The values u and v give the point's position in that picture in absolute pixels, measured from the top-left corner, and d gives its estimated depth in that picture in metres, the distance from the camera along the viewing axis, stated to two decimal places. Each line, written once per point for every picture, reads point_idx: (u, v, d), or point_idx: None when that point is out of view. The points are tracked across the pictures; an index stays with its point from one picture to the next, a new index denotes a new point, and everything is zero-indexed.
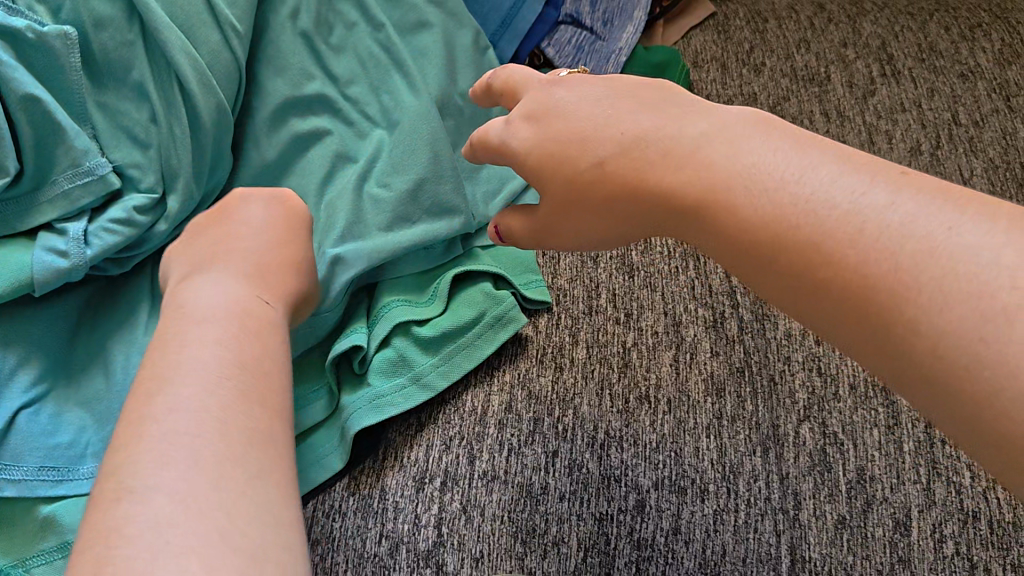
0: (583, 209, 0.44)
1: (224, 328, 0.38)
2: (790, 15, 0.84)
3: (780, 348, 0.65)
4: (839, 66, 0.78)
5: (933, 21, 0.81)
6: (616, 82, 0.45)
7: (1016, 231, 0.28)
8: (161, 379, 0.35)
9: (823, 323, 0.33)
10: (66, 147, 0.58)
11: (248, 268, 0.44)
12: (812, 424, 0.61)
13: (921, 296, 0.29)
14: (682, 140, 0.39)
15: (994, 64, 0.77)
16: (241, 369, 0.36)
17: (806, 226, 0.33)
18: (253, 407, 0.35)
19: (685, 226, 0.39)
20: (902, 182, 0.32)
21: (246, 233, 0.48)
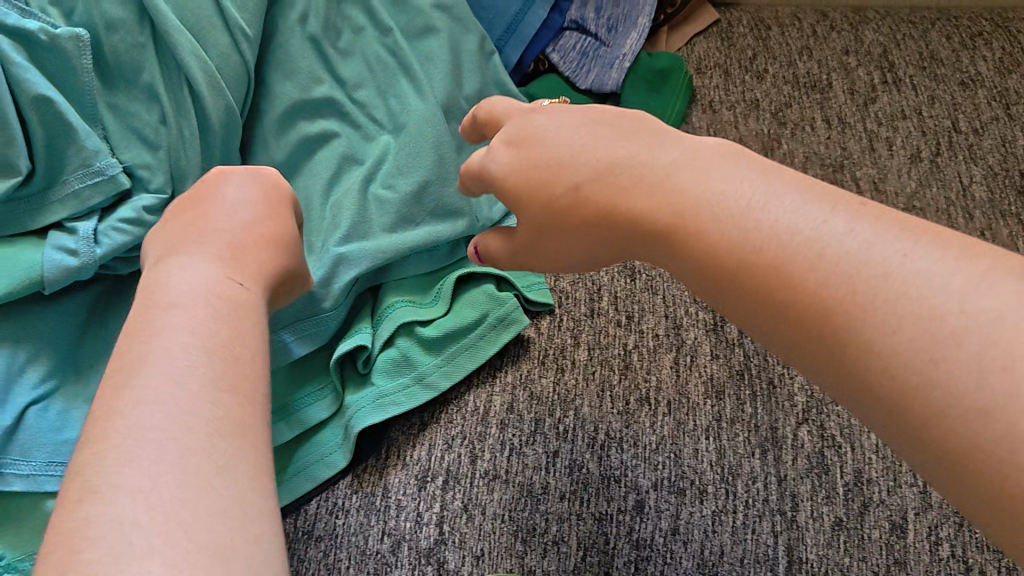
0: (561, 233, 0.44)
1: (195, 314, 0.37)
2: (793, 23, 0.84)
3: None
4: (841, 73, 0.79)
5: (934, 30, 0.82)
6: (594, 110, 0.45)
7: (966, 259, 0.29)
8: (132, 371, 0.33)
9: (783, 347, 0.34)
10: (77, 147, 0.59)
11: (226, 246, 0.42)
12: (811, 427, 0.62)
13: (875, 318, 0.29)
14: (654, 167, 0.39)
15: (995, 72, 0.78)
16: (208, 359, 0.35)
17: (768, 253, 0.33)
18: (225, 397, 0.34)
19: (654, 248, 0.40)
20: (861, 211, 0.33)
21: (223, 210, 0.46)
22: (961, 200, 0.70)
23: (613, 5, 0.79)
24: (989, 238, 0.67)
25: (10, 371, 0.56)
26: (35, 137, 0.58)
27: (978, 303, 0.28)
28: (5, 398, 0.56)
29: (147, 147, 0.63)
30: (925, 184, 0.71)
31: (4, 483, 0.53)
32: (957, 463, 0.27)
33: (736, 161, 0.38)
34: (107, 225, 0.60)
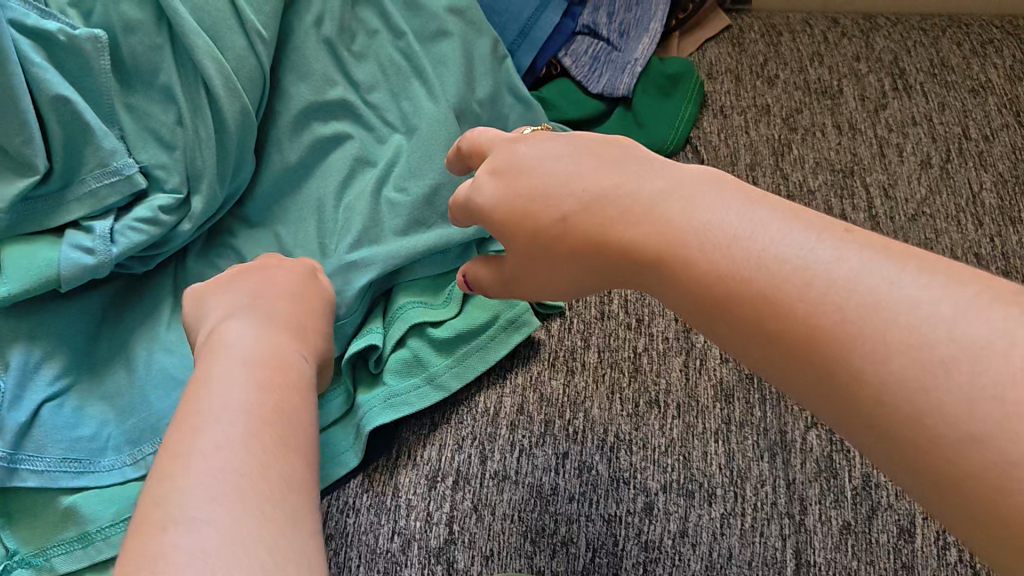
0: (554, 260, 0.45)
1: (257, 375, 0.39)
2: (804, 29, 0.85)
3: None
4: (852, 79, 0.79)
5: (945, 37, 0.83)
6: (582, 138, 0.46)
7: (954, 285, 0.29)
8: (201, 415, 0.36)
9: (776, 373, 0.34)
10: (94, 147, 0.60)
11: (278, 324, 0.45)
12: (819, 430, 0.62)
13: (864, 345, 0.30)
14: (641, 195, 0.40)
15: (1005, 80, 0.78)
16: (277, 414, 0.37)
17: (759, 281, 0.33)
18: (285, 448, 0.36)
19: (647, 276, 0.40)
20: (846, 238, 0.33)
21: (269, 293, 0.49)
22: (971, 206, 0.70)
23: (625, 11, 0.79)
24: (999, 245, 0.67)
25: (27, 369, 0.57)
26: (54, 137, 0.59)
27: (965, 331, 0.28)
28: (20, 394, 0.56)
29: (164, 147, 0.64)
30: (935, 191, 0.71)
31: (20, 478, 0.54)
32: (959, 488, 0.27)
33: (722, 190, 0.38)
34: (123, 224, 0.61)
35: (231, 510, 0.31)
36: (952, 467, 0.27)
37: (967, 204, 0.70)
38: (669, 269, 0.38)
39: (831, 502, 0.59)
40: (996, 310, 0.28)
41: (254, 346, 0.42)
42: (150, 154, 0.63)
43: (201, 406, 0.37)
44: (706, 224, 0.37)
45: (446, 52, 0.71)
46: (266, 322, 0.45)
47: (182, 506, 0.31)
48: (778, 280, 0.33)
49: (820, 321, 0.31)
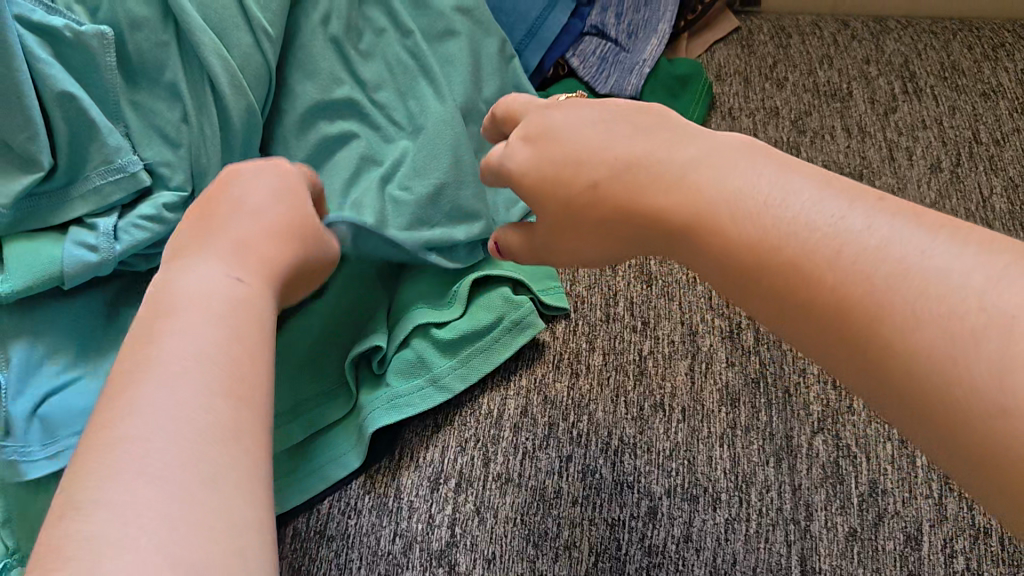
0: (586, 228, 0.45)
1: (218, 315, 0.37)
2: (813, 32, 0.84)
3: (795, 359, 0.65)
4: (862, 82, 0.79)
5: (956, 41, 0.82)
6: (614, 106, 0.46)
7: (989, 252, 0.29)
8: (151, 355, 0.34)
9: (806, 339, 0.34)
10: (99, 143, 0.60)
11: (251, 249, 0.42)
12: (825, 436, 0.61)
13: (893, 317, 0.30)
14: (670, 164, 0.40)
15: (1017, 84, 0.77)
16: (221, 371, 0.34)
17: (792, 252, 0.33)
18: (235, 402, 0.34)
19: (677, 246, 0.41)
20: (882, 206, 0.33)
21: (253, 204, 0.45)
22: (981, 211, 0.69)
23: (633, 12, 0.79)
24: None
25: (26, 365, 0.57)
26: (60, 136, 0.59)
27: (994, 300, 0.28)
28: (23, 390, 0.56)
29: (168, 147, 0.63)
30: (945, 195, 0.70)
31: (30, 471, 0.54)
32: (984, 464, 0.27)
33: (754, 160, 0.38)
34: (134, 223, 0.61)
35: (166, 456, 0.30)
36: (979, 449, 0.27)
37: (978, 209, 0.70)
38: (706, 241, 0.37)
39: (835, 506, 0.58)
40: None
41: (223, 280, 0.39)
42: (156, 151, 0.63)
43: (153, 344, 0.35)
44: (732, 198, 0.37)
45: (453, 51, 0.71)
46: (236, 246, 0.42)
47: (130, 436, 0.31)
48: (809, 256, 0.33)
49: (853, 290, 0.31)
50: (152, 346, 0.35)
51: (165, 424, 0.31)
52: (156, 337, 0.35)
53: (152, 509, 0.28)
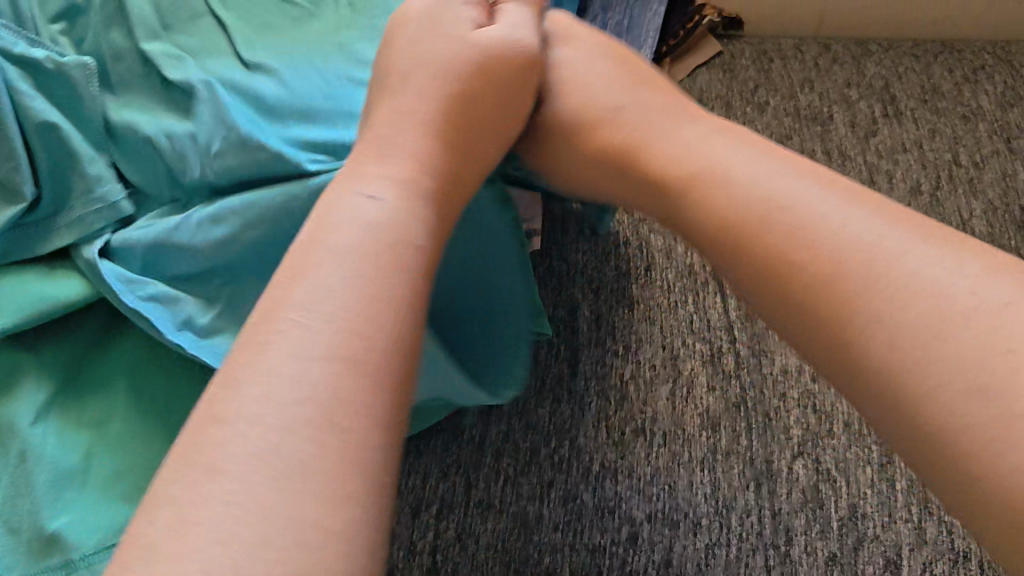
0: (567, 149, 0.46)
1: (395, 211, 0.34)
2: (796, 56, 0.85)
3: (776, 384, 0.65)
4: (843, 106, 0.80)
5: (937, 63, 0.83)
6: (620, 47, 0.49)
7: (970, 249, 0.29)
8: (338, 232, 0.32)
9: (762, 301, 0.34)
10: (80, 168, 0.52)
11: (426, 131, 0.39)
12: (806, 460, 0.61)
13: (878, 283, 0.29)
14: (656, 127, 0.42)
15: (997, 107, 0.78)
16: (381, 283, 0.31)
17: (682, 188, 0.38)
18: (392, 316, 0.30)
19: (651, 207, 0.41)
20: (867, 197, 0.33)
21: (434, 75, 0.41)
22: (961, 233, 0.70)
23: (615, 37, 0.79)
24: None
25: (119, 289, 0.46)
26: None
27: (984, 288, 0.28)
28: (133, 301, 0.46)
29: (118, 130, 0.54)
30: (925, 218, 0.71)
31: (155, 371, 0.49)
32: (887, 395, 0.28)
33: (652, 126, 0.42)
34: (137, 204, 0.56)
35: (294, 391, 0.27)
36: (894, 392, 0.28)
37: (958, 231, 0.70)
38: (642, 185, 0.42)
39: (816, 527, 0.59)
40: (1001, 278, 0.28)
41: (382, 201, 0.34)
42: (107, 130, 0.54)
43: (335, 232, 0.32)
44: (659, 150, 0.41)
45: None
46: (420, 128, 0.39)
47: (276, 360, 0.28)
48: (713, 202, 0.36)
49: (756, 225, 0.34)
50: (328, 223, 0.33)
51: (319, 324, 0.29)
52: (333, 214, 0.33)
53: (267, 442, 0.26)
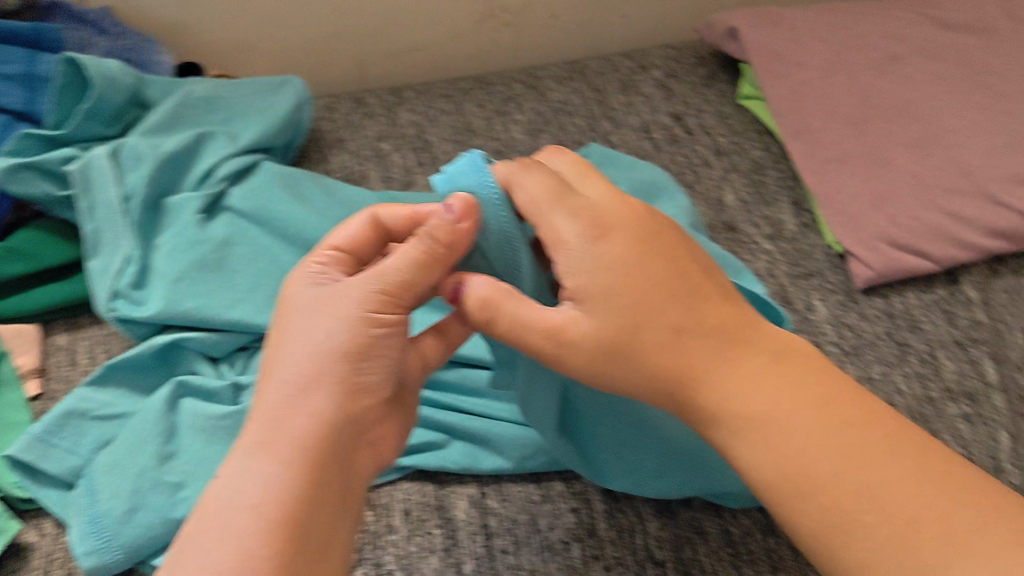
0: (653, 290, 0.44)
1: (307, 398, 0.42)
2: (326, 115, 0.77)
3: (387, 515, 0.55)
4: (375, 161, 0.73)
5: (468, 101, 0.78)
6: (647, 288, 0.44)
7: (790, 401, 0.43)
8: (257, 419, 0.42)
9: (814, 427, 0.42)
10: (75, 415, 0.56)
11: (341, 356, 0.43)
12: (367, 568, 0.53)
13: (787, 442, 0.41)
14: (673, 281, 0.45)
15: (527, 135, 0.75)
16: (258, 508, 0.39)
17: (710, 344, 0.44)
18: (287, 515, 0.40)
19: (718, 351, 0.44)
20: (758, 383, 0.44)
21: (338, 306, 0.44)
22: None
23: None
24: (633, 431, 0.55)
25: (80, 411, 0.57)
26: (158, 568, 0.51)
27: (799, 456, 0.41)
28: (55, 429, 0.55)
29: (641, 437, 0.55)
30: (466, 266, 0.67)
31: (63, 415, 0.56)
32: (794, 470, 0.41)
33: (552, 206, 0.45)
34: (118, 377, 0.59)
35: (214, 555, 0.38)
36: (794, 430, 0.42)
37: None
38: (669, 293, 0.44)
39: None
40: (800, 459, 0.41)
41: (257, 442, 0.41)
42: (602, 477, 0.56)
43: (261, 434, 0.42)
44: (571, 318, 0.44)
45: (87, 60, 0.64)
46: (317, 353, 0.43)
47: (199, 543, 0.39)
48: (728, 398, 0.43)
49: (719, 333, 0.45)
50: (265, 402, 0.43)
51: (247, 491, 0.40)
52: (262, 399, 0.43)
53: None
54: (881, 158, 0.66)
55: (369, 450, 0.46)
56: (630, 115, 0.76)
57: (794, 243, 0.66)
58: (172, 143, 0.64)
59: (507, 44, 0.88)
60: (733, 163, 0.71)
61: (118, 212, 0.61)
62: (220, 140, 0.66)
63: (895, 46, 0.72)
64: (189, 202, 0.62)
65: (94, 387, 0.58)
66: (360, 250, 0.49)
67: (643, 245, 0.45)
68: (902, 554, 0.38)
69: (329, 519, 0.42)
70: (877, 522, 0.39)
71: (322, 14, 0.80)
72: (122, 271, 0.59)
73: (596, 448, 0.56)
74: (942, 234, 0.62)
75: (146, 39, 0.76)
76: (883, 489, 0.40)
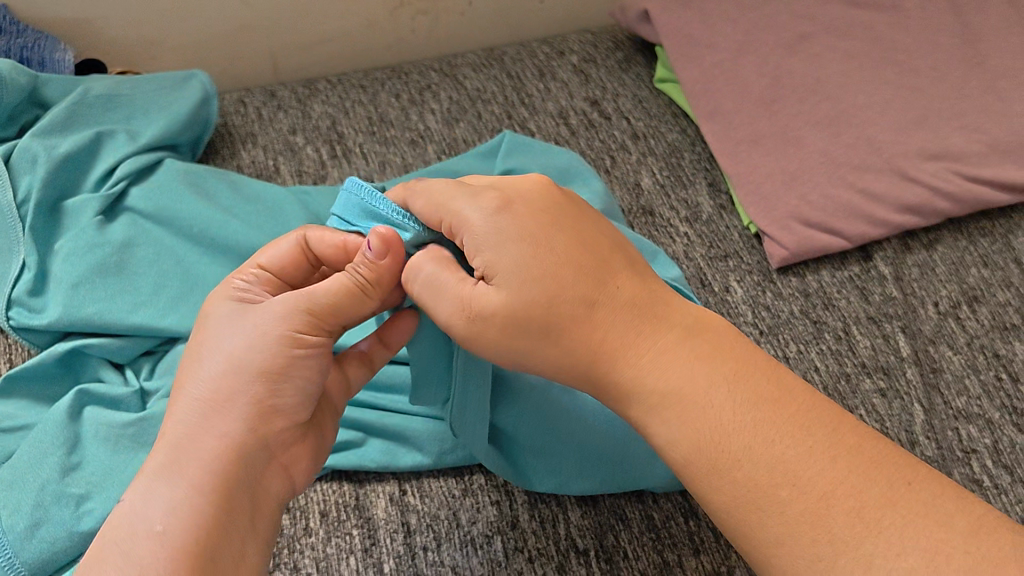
0: (562, 264, 0.41)
1: (217, 421, 0.41)
2: (236, 109, 0.75)
3: (304, 517, 0.54)
4: (287, 155, 0.71)
5: (384, 91, 0.77)
6: (550, 258, 0.41)
7: (702, 373, 0.39)
8: (164, 441, 0.41)
9: (728, 401, 0.38)
10: None
11: (256, 376, 0.41)
12: (284, 572, 0.51)
13: (699, 419, 0.38)
14: (582, 256, 0.42)
15: (443, 125, 0.74)
16: (163, 534, 0.38)
17: (622, 322, 0.41)
18: (195, 542, 0.38)
19: (628, 326, 0.41)
20: (670, 359, 0.40)
21: (255, 324, 0.42)
22: None
23: None
24: (552, 424, 0.56)
25: None
26: None
27: (714, 429, 0.38)
28: None
29: (556, 439, 0.55)
30: None
31: None
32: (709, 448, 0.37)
33: (451, 194, 0.43)
34: (21, 389, 0.56)
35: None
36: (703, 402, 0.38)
37: None
38: (579, 267, 0.41)
39: (963, 348, 0.58)
40: (710, 435, 0.38)
41: (166, 466, 0.40)
42: (528, 480, 0.55)
43: (170, 456, 0.40)
44: (481, 295, 0.41)
45: None
46: (232, 372, 0.41)
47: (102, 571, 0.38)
48: (642, 372, 0.40)
49: (626, 305, 0.42)
50: (176, 423, 0.41)
51: (153, 518, 0.39)
52: (173, 419, 0.42)
53: None
54: (792, 138, 0.66)
55: (294, 467, 0.44)
56: (548, 101, 0.75)
57: (711, 225, 0.66)
58: (69, 144, 0.62)
59: (424, 32, 0.86)
60: (650, 147, 0.71)
61: (13, 217, 0.59)
62: (120, 139, 0.64)
63: (805, 25, 0.72)
64: (88, 204, 0.60)
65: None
66: (287, 273, 0.46)
67: (548, 220, 0.42)
68: (815, 530, 0.35)
69: (242, 542, 0.40)
70: (792, 497, 0.35)
71: (230, 5, 0.77)
72: (19, 277, 0.58)
73: (520, 453, 0.56)
74: (853, 211, 0.62)
75: (44, 36, 0.73)
76: (795, 459, 0.36)
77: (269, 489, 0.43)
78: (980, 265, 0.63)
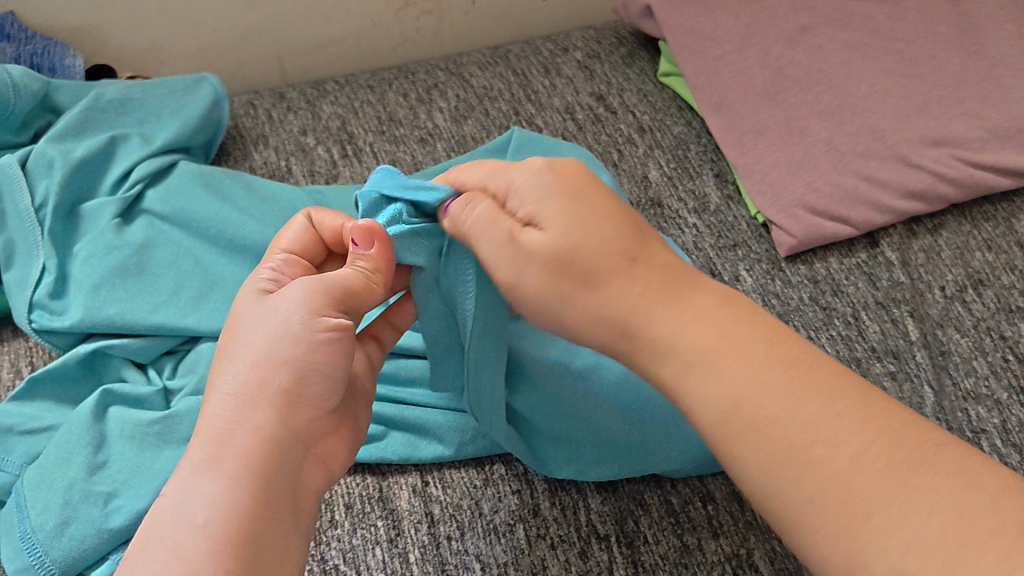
0: (605, 218, 0.42)
1: (252, 413, 0.41)
2: (246, 111, 0.76)
3: (329, 509, 0.55)
4: (299, 156, 0.72)
5: (391, 91, 0.77)
6: (595, 208, 0.42)
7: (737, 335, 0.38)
8: (200, 438, 0.41)
9: (765, 362, 0.37)
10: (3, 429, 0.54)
11: (285, 366, 0.42)
12: (312, 564, 0.52)
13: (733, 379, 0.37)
14: (620, 215, 0.43)
15: (451, 122, 0.74)
16: (205, 526, 0.38)
17: (653, 286, 0.41)
18: (238, 532, 0.38)
19: (661, 290, 0.41)
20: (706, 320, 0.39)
21: (279, 317, 0.43)
22: None
23: None
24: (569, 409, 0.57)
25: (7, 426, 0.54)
26: None
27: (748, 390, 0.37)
28: None
29: (576, 427, 0.57)
30: None
31: None
32: (729, 420, 0.37)
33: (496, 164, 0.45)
34: (44, 389, 0.56)
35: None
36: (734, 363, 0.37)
37: None
38: (620, 225, 0.42)
39: (970, 330, 0.59)
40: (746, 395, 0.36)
41: (203, 461, 0.40)
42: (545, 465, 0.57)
43: (207, 451, 0.40)
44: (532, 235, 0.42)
45: None
46: (262, 365, 0.42)
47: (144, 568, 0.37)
48: (674, 332, 0.39)
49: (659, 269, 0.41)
50: (209, 420, 0.41)
51: (193, 512, 0.38)
52: (206, 417, 0.42)
53: None
54: (797, 128, 0.67)
55: (325, 461, 0.45)
56: (555, 97, 0.76)
57: (719, 215, 0.67)
58: (84, 149, 0.63)
59: (430, 32, 0.87)
60: (657, 140, 0.72)
61: (32, 222, 0.60)
62: (135, 142, 0.65)
63: (805, 17, 0.73)
64: (105, 208, 0.61)
65: (21, 401, 0.56)
66: (306, 253, 0.49)
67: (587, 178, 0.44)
68: None
69: (282, 534, 0.40)
70: None
71: (237, 9, 0.78)
72: (39, 280, 0.59)
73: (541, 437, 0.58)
74: (859, 199, 0.63)
75: (55, 42, 0.74)
76: (822, 425, 0.35)
77: (305, 484, 0.43)
78: (984, 249, 0.64)
